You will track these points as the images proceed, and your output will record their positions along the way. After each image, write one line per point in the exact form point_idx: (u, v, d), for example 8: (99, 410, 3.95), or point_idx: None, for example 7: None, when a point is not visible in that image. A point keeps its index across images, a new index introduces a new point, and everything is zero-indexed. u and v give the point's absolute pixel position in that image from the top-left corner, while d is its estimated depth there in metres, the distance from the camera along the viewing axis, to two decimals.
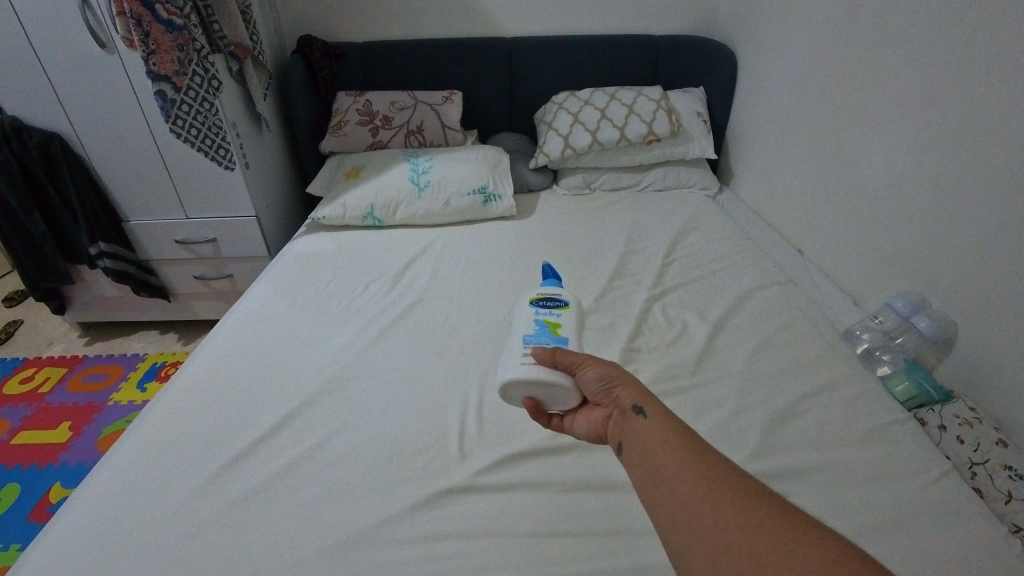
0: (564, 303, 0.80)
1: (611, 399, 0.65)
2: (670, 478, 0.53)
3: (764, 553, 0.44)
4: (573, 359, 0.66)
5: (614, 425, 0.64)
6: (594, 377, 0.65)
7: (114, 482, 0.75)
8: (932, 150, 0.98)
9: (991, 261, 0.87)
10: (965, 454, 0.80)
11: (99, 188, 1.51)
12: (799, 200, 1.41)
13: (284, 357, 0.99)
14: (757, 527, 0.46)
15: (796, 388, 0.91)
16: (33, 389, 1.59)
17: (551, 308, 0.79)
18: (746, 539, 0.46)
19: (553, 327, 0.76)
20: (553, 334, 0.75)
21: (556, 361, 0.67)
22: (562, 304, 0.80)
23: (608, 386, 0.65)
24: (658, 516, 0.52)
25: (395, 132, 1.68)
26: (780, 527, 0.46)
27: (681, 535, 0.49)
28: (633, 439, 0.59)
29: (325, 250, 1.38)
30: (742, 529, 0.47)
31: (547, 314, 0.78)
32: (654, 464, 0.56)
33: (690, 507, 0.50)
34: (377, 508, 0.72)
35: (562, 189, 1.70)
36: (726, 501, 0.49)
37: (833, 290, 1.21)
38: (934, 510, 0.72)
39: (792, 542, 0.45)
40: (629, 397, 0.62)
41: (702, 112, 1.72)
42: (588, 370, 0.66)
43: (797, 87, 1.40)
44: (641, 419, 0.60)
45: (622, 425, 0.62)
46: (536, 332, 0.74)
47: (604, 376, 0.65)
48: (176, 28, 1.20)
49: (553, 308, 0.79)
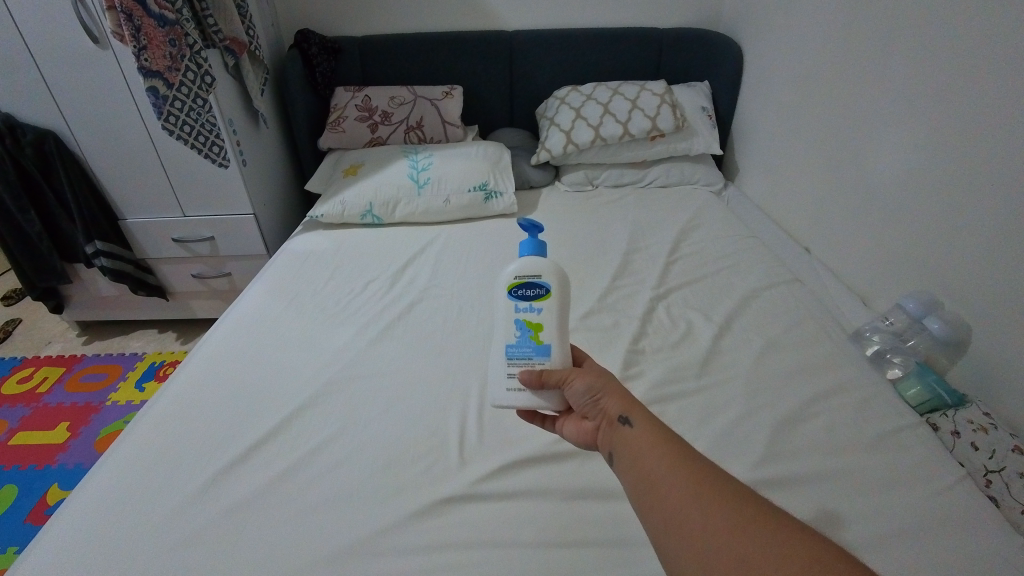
0: (542, 290, 0.72)
1: (598, 410, 0.62)
2: (661, 482, 0.51)
3: (755, 555, 0.43)
4: (559, 374, 0.65)
5: (602, 438, 0.61)
6: (582, 390, 0.63)
7: (105, 489, 0.73)
8: (946, 145, 0.95)
9: (1005, 261, 0.85)
10: (979, 461, 0.78)
11: (95, 186, 1.49)
12: (806, 197, 1.38)
13: (277, 359, 0.97)
14: (749, 530, 0.45)
15: (805, 391, 0.89)
16: (31, 389, 1.58)
17: (529, 302, 0.72)
18: (737, 543, 0.44)
19: (535, 330, 0.70)
20: (535, 343, 0.70)
21: (542, 380, 0.65)
22: (540, 292, 0.72)
23: (595, 397, 0.63)
24: (649, 520, 0.51)
25: (394, 128, 1.66)
26: (771, 531, 0.44)
27: (671, 539, 0.48)
28: (622, 450, 0.57)
29: (323, 249, 1.36)
30: (732, 533, 0.45)
31: (526, 310, 0.71)
32: (644, 473, 0.54)
33: (681, 513, 0.48)
34: (373, 516, 0.70)
35: (565, 186, 1.67)
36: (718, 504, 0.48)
37: (841, 289, 1.18)
38: (949, 519, 0.69)
39: (782, 543, 0.43)
40: (615, 407, 0.60)
41: (707, 106, 1.68)
42: (575, 383, 0.64)
43: (804, 81, 1.36)
44: (630, 430, 0.58)
45: (610, 437, 0.60)
46: (517, 341, 0.70)
47: (590, 388, 0.63)
48: (168, 23, 1.18)
49: (531, 302, 0.71)
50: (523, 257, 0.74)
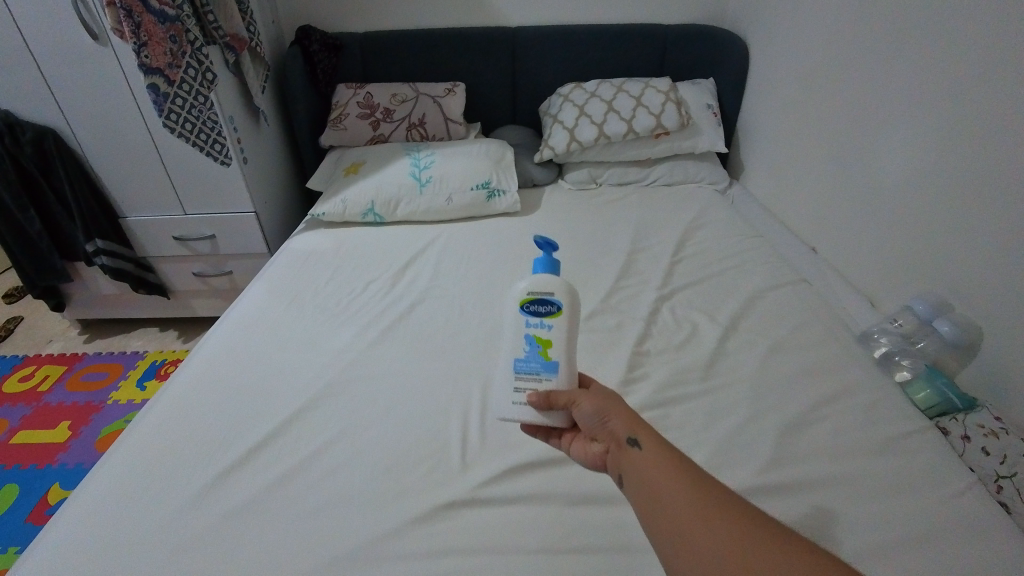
0: (554, 307, 0.71)
1: (607, 433, 0.61)
2: (668, 498, 0.51)
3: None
4: (567, 395, 0.64)
5: (612, 461, 0.59)
6: (589, 412, 0.62)
7: (104, 492, 0.73)
8: (956, 144, 0.93)
9: (1016, 263, 0.83)
10: (990, 466, 0.77)
11: (95, 184, 1.48)
12: (813, 196, 1.36)
13: (278, 361, 0.96)
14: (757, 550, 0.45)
15: (812, 394, 0.88)
16: (32, 388, 1.58)
17: (540, 319, 0.71)
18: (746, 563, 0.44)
19: (544, 346, 0.70)
20: (543, 358, 0.69)
21: (551, 403, 0.65)
22: (552, 309, 0.71)
23: (602, 419, 0.61)
24: (654, 536, 0.50)
25: (396, 125, 1.64)
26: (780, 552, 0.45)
27: (678, 555, 0.48)
28: (631, 472, 0.56)
29: (324, 248, 1.35)
30: (741, 552, 0.45)
31: (537, 326, 0.71)
32: (650, 491, 0.53)
33: (688, 531, 0.48)
34: (374, 522, 0.69)
35: (568, 184, 1.66)
36: (725, 527, 0.47)
37: (848, 290, 1.17)
38: (960, 526, 0.68)
39: (792, 569, 0.43)
40: (622, 428, 0.58)
41: (712, 104, 1.67)
42: (583, 406, 0.63)
43: (811, 79, 1.34)
44: (639, 452, 0.56)
45: (619, 459, 0.58)
46: (525, 357, 0.70)
47: (597, 410, 0.61)
48: (167, 19, 1.16)
49: (542, 318, 0.71)
50: (536, 274, 0.74)
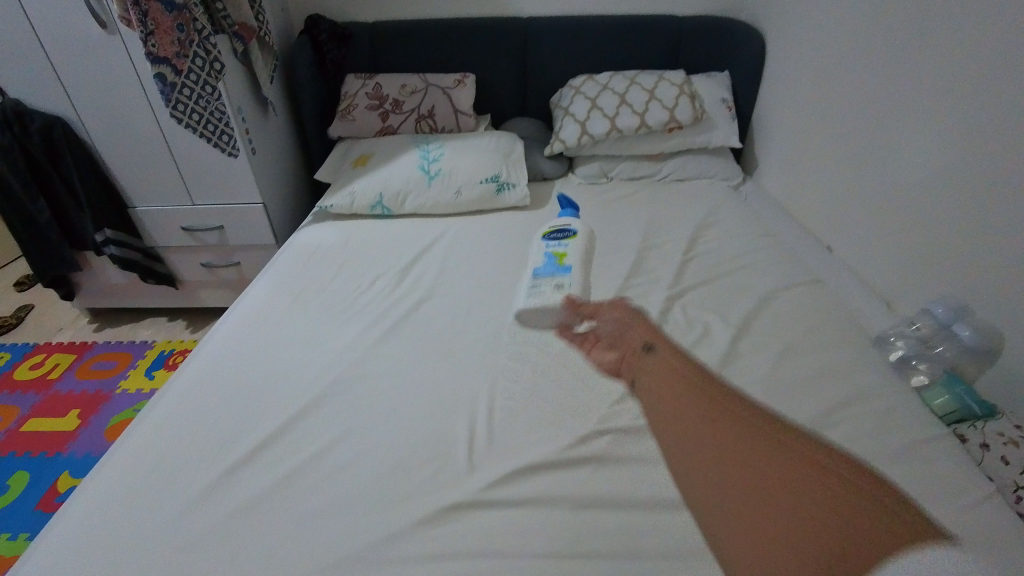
0: (570, 233, 1.14)
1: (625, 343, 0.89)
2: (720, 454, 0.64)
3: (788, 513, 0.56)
4: (592, 308, 0.97)
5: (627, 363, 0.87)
6: (608, 319, 0.95)
7: (113, 486, 0.73)
8: (982, 144, 0.90)
9: None
10: (1009, 476, 0.76)
11: (104, 174, 1.48)
12: (829, 195, 1.33)
13: (286, 356, 0.96)
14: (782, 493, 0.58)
15: (826, 399, 0.86)
16: (42, 375, 1.60)
17: (560, 240, 1.12)
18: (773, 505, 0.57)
19: (559, 256, 1.08)
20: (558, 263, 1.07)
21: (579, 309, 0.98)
22: (569, 234, 1.13)
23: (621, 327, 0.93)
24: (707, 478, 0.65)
25: (405, 117, 1.62)
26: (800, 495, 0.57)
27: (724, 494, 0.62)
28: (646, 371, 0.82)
29: (331, 242, 1.34)
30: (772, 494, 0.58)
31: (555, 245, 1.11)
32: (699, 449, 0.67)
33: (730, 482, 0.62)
34: (380, 522, 0.68)
35: (578, 178, 1.63)
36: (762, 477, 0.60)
37: (864, 292, 1.15)
38: (979, 539, 0.66)
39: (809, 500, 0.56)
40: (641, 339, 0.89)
41: (727, 98, 1.63)
42: (602, 314, 0.97)
43: (830, 73, 1.30)
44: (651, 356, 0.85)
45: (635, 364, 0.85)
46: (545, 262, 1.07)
47: (615, 319, 0.95)
48: (175, 7, 1.15)
49: (562, 239, 1.12)
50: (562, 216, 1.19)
